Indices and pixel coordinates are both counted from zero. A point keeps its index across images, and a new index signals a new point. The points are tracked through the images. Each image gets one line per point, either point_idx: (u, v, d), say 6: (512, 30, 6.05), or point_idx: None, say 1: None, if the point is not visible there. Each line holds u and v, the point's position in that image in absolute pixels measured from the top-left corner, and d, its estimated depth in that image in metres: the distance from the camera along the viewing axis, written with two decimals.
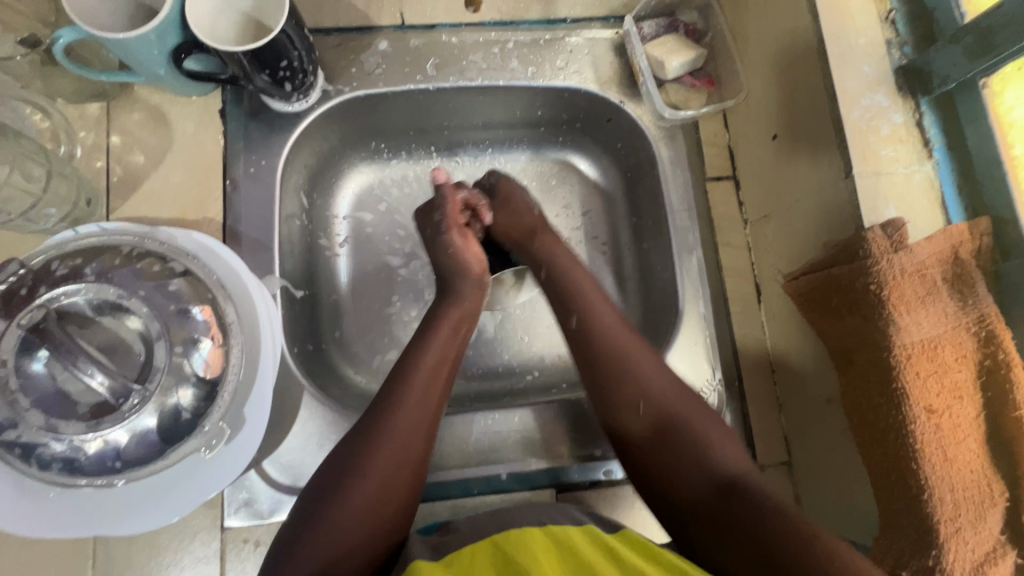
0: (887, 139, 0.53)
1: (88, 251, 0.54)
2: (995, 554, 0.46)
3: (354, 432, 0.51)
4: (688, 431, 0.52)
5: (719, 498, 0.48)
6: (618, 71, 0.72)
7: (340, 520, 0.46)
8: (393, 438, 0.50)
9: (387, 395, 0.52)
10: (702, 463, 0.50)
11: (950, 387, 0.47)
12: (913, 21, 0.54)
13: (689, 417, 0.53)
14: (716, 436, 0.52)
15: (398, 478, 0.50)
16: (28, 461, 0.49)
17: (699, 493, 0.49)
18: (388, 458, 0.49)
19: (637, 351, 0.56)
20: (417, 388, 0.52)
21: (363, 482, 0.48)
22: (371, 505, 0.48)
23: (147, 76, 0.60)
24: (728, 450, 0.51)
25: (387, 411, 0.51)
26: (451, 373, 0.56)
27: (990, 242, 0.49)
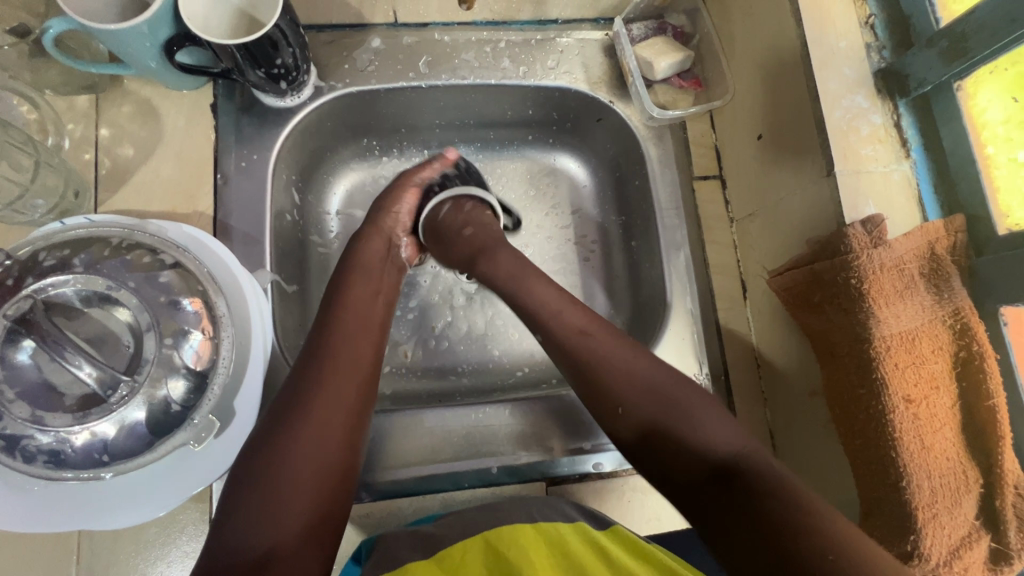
0: (867, 138, 0.55)
1: (76, 242, 0.53)
2: (969, 539, 0.48)
3: (281, 398, 0.50)
4: (678, 412, 0.50)
5: (715, 480, 0.46)
6: (608, 72, 0.73)
7: (279, 488, 0.45)
8: (317, 408, 0.49)
9: (305, 358, 0.53)
10: (701, 446, 0.48)
11: (927, 378, 0.49)
12: (891, 25, 0.57)
13: (682, 404, 0.51)
14: (705, 414, 0.50)
15: (337, 434, 0.49)
16: (12, 454, 0.48)
17: (699, 465, 0.48)
18: (315, 426, 0.48)
19: (622, 352, 0.54)
20: (338, 361, 0.53)
21: (295, 458, 0.46)
22: (316, 469, 0.47)
23: (138, 69, 0.59)
24: (718, 426, 0.49)
25: (314, 371, 0.51)
26: (377, 332, 0.58)
27: (964, 239, 0.51)
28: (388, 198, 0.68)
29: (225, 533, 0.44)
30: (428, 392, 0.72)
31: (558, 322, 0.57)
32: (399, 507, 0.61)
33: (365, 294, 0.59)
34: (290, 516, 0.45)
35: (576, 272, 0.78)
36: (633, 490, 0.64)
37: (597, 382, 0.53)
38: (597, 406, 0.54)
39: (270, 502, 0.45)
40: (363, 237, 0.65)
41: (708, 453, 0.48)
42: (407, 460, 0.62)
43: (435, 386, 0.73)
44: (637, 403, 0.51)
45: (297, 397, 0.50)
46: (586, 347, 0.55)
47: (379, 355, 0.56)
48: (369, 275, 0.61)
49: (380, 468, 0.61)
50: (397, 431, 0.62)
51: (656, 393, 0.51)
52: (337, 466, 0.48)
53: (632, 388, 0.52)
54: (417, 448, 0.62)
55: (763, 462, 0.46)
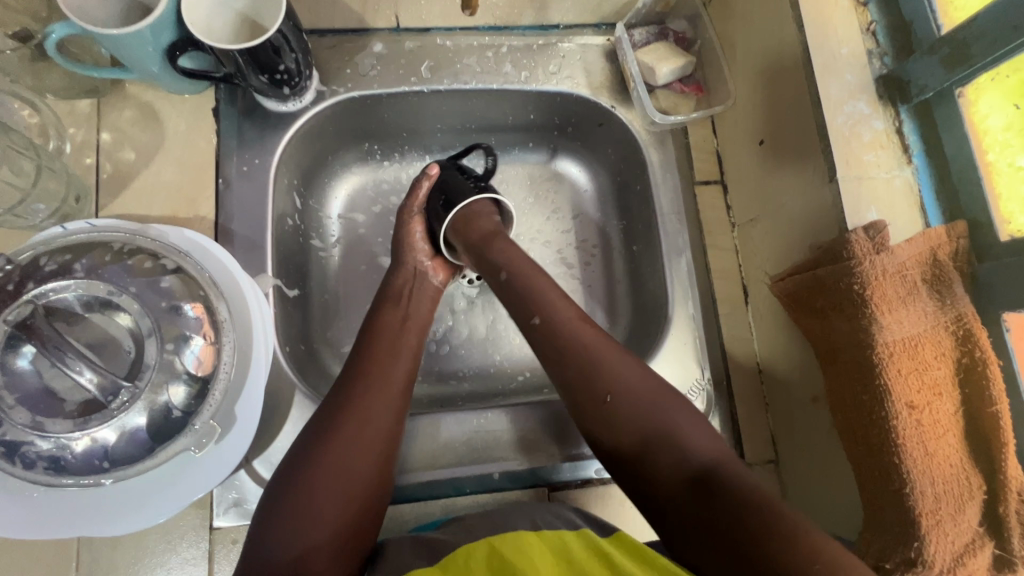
0: (869, 144, 0.55)
1: (78, 246, 0.53)
2: (974, 545, 0.48)
3: (322, 411, 0.52)
4: (665, 431, 0.51)
5: (693, 492, 0.48)
6: (610, 77, 0.73)
7: (313, 501, 0.47)
8: (352, 421, 0.51)
9: (346, 376, 0.55)
10: (675, 459, 0.50)
11: (931, 384, 0.49)
12: (893, 32, 0.57)
13: (669, 419, 0.52)
14: (689, 426, 0.52)
15: (371, 450, 0.50)
16: (12, 460, 0.47)
17: (676, 483, 0.49)
18: (351, 438, 0.50)
19: (622, 365, 0.55)
20: (375, 379, 0.54)
21: (329, 468, 0.48)
22: (346, 487, 0.48)
23: (140, 73, 0.59)
24: (700, 439, 0.51)
25: (353, 388, 0.53)
26: (410, 355, 0.59)
27: (966, 245, 0.51)
28: (403, 229, 0.68)
29: (258, 543, 0.45)
30: (428, 396, 0.71)
31: (551, 325, 0.58)
32: (400, 512, 0.61)
33: (395, 320, 0.61)
34: (318, 530, 0.46)
35: (577, 277, 0.78)
36: None
37: (586, 395, 0.54)
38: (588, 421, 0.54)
39: (304, 516, 0.46)
40: (390, 273, 0.66)
41: (691, 468, 0.49)
42: (407, 467, 0.61)
43: (436, 390, 0.72)
44: (622, 408, 0.53)
45: (333, 411, 0.51)
46: (575, 350, 0.56)
47: (413, 376, 0.57)
48: (396, 304, 0.63)
49: None
50: None
51: (638, 406, 0.53)
52: (369, 482, 0.50)
53: (628, 403, 0.53)
54: (418, 454, 0.62)
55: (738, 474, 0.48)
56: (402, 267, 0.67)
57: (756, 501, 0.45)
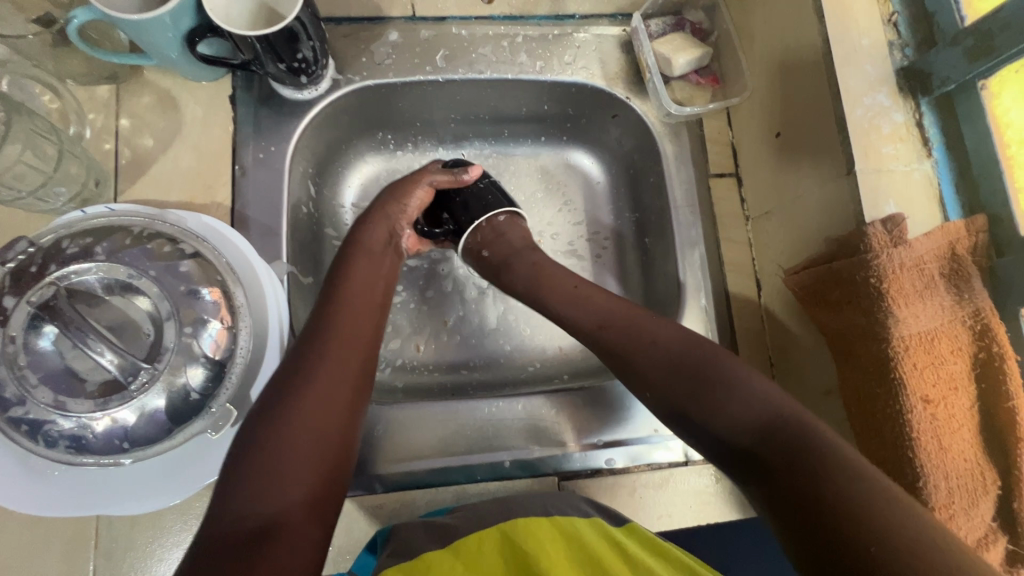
0: (888, 137, 0.54)
1: (98, 230, 0.54)
2: (986, 540, 0.48)
3: (280, 372, 0.50)
4: (721, 380, 0.50)
5: (760, 440, 0.46)
6: (625, 68, 0.73)
7: (280, 453, 0.44)
8: (322, 368, 0.50)
9: (309, 332, 0.53)
10: (743, 407, 0.48)
11: (946, 378, 0.49)
12: (914, 23, 0.56)
13: (721, 370, 0.51)
14: (747, 377, 0.50)
15: (339, 403, 0.49)
16: (34, 438, 0.48)
17: (739, 432, 0.47)
18: (318, 387, 0.49)
19: (652, 318, 0.57)
20: (341, 333, 0.54)
21: (298, 417, 0.46)
22: (316, 437, 0.46)
23: (159, 59, 0.60)
24: (761, 388, 0.49)
25: (316, 348, 0.52)
26: (376, 312, 0.58)
27: (985, 239, 0.51)
28: (398, 190, 0.67)
29: (225, 506, 0.42)
30: (440, 385, 0.72)
31: (591, 299, 0.60)
32: (412, 498, 0.61)
33: (364, 285, 0.59)
34: (289, 491, 0.43)
35: (589, 269, 0.78)
36: (645, 486, 0.64)
37: (632, 354, 0.55)
38: (637, 390, 0.55)
39: (272, 472, 0.44)
40: (365, 226, 0.65)
41: (753, 416, 0.47)
42: (419, 453, 0.62)
43: (447, 379, 0.73)
44: (665, 377, 0.53)
45: (302, 363, 0.50)
46: (614, 318, 0.58)
47: (377, 339, 0.57)
48: (370, 262, 0.62)
49: (392, 459, 0.61)
50: (410, 423, 0.63)
51: (689, 364, 0.52)
52: (338, 440, 0.48)
53: (665, 344, 0.54)
54: (429, 441, 0.62)
55: (805, 421, 0.45)
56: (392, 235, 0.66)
57: (820, 448, 0.43)
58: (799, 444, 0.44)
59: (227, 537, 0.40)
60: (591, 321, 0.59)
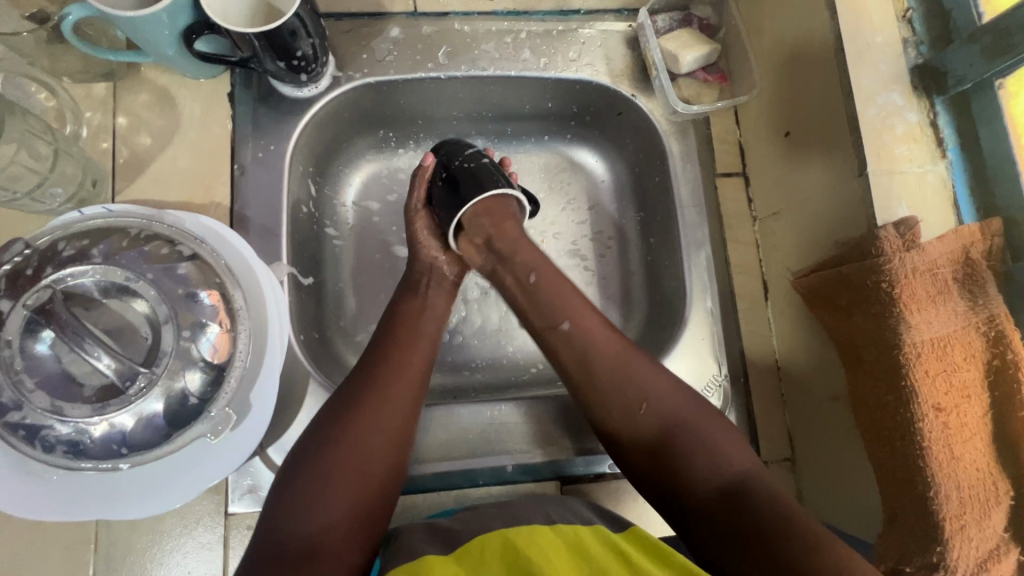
0: (902, 137, 0.53)
1: (94, 232, 0.53)
2: (997, 551, 0.47)
3: (343, 391, 0.52)
4: (690, 432, 0.52)
5: (722, 505, 0.48)
6: (631, 64, 0.71)
7: (326, 482, 0.47)
8: (372, 399, 0.51)
9: (365, 359, 0.54)
10: (709, 465, 0.50)
11: (959, 386, 0.48)
12: (930, 20, 0.54)
13: (697, 437, 0.52)
14: (713, 431, 0.52)
15: (385, 438, 0.50)
16: (32, 444, 0.48)
17: (708, 491, 0.49)
18: (368, 419, 0.50)
19: (648, 377, 0.54)
20: (393, 364, 0.54)
21: (344, 450, 0.48)
22: (360, 470, 0.48)
23: (156, 57, 0.59)
24: (733, 450, 0.51)
25: (372, 374, 0.53)
26: (428, 343, 0.58)
27: (1000, 243, 0.49)
28: (410, 192, 0.63)
29: (275, 524, 0.45)
30: (442, 387, 0.71)
31: (580, 335, 0.55)
32: (413, 503, 0.61)
33: (418, 304, 0.60)
34: (334, 510, 0.46)
35: (592, 270, 0.77)
36: None
37: (606, 394, 0.54)
38: (621, 438, 0.54)
39: (317, 497, 0.46)
40: (410, 259, 0.62)
41: (718, 485, 0.49)
42: (420, 457, 0.61)
43: (449, 381, 0.72)
44: (646, 421, 0.53)
45: (353, 391, 0.51)
46: (602, 351, 0.55)
47: (433, 364, 0.57)
48: (415, 293, 0.60)
49: None
50: None
51: (664, 412, 0.53)
52: (385, 467, 0.49)
53: (656, 414, 0.53)
54: (429, 445, 0.62)
55: (769, 487, 0.49)
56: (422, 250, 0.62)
57: (783, 514, 0.46)
58: (778, 519, 0.46)
59: (272, 558, 0.44)
60: (571, 355, 0.55)
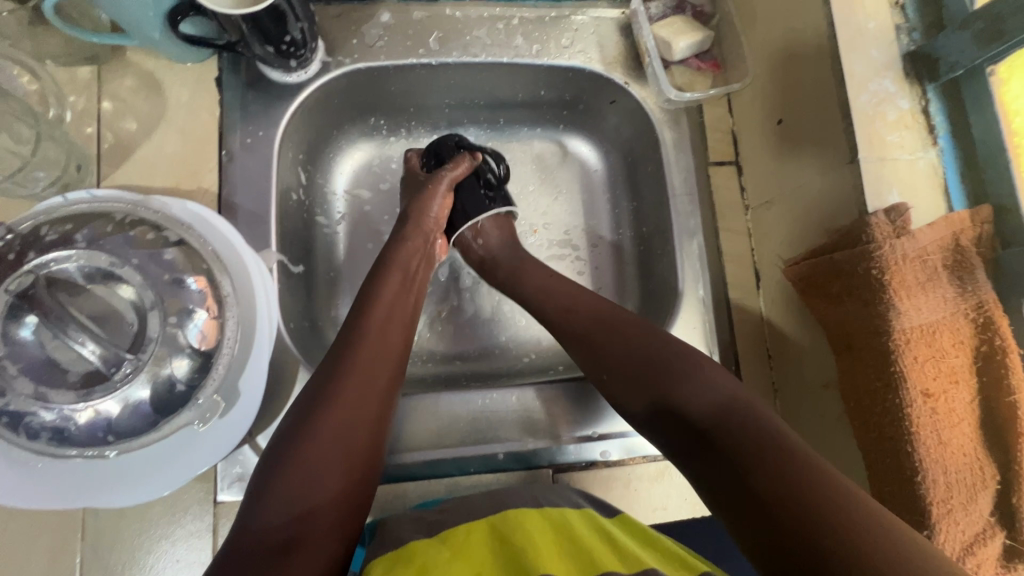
0: (893, 124, 0.53)
1: (78, 217, 0.52)
2: (984, 535, 0.47)
3: (315, 380, 0.51)
4: (673, 373, 0.51)
5: (709, 433, 0.46)
6: (624, 52, 0.71)
7: (312, 463, 0.46)
8: (353, 381, 0.51)
9: (342, 341, 0.54)
10: (693, 397, 0.48)
11: (947, 372, 0.48)
12: (923, 6, 0.54)
13: (677, 365, 0.51)
14: (700, 370, 0.50)
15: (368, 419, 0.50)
16: (15, 430, 0.47)
17: (695, 423, 0.47)
18: (350, 401, 0.49)
19: (627, 331, 0.56)
20: (370, 347, 0.53)
21: (330, 433, 0.47)
22: (345, 452, 0.47)
23: (141, 39, 0.58)
24: (715, 382, 0.49)
25: (349, 356, 0.52)
26: (404, 326, 0.58)
27: (989, 230, 0.49)
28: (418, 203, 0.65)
29: (252, 514, 0.43)
30: (434, 376, 0.71)
31: (572, 316, 0.59)
32: (404, 491, 0.61)
33: (395, 289, 0.59)
34: (316, 493, 0.45)
35: (584, 259, 0.77)
36: (640, 479, 0.63)
37: (598, 346, 0.56)
38: (608, 384, 0.55)
39: (300, 480, 0.45)
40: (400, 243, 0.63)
41: (705, 414, 0.47)
42: (410, 445, 0.61)
43: (441, 370, 0.72)
44: (630, 367, 0.53)
45: (333, 372, 0.51)
46: (587, 323, 0.58)
47: (406, 347, 0.57)
48: (398, 271, 0.60)
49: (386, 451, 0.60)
50: (404, 415, 0.62)
51: (647, 356, 0.53)
52: (365, 448, 0.49)
53: (631, 360, 0.53)
54: (421, 434, 0.61)
55: (756, 412, 0.45)
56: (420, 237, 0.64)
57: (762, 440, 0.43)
58: (750, 438, 0.43)
59: (253, 544, 0.42)
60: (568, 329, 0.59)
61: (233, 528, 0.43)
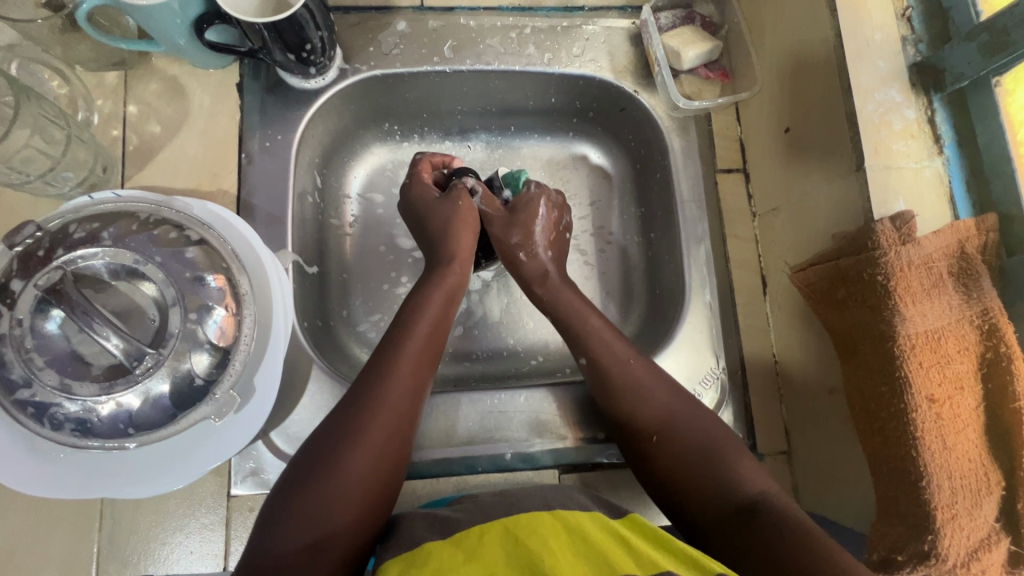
0: (899, 133, 0.54)
1: (105, 216, 0.54)
2: (988, 541, 0.48)
3: (340, 409, 0.51)
4: (707, 454, 0.52)
5: (741, 522, 0.47)
6: (634, 61, 0.73)
7: (332, 492, 0.46)
8: (379, 411, 0.51)
9: (371, 368, 0.54)
10: (722, 486, 0.50)
11: (952, 378, 0.48)
12: (929, 18, 0.55)
13: (715, 448, 0.52)
14: (735, 456, 0.52)
15: (390, 450, 0.50)
16: (40, 421, 0.49)
17: (722, 512, 0.49)
18: (373, 432, 0.49)
19: (659, 395, 0.57)
20: (398, 376, 0.53)
21: (350, 463, 0.47)
22: (364, 481, 0.48)
23: (167, 45, 0.60)
24: (749, 472, 0.51)
25: (375, 384, 0.52)
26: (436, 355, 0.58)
27: (995, 238, 0.50)
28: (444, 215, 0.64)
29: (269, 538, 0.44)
30: (443, 377, 0.72)
31: (603, 359, 0.60)
32: (413, 489, 0.62)
33: (429, 313, 0.59)
34: (330, 525, 0.45)
35: (592, 263, 0.78)
36: None
37: (633, 403, 0.57)
38: (642, 445, 0.56)
39: (318, 508, 0.45)
40: (441, 269, 0.62)
41: (737, 501, 0.48)
42: (420, 443, 0.62)
43: (450, 371, 0.73)
44: (669, 439, 0.54)
45: (360, 402, 0.51)
46: (630, 372, 0.59)
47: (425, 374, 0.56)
48: (434, 295, 0.60)
49: None
50: None
51: (687, 431, 0.54)
52: (385, 475, 0.49)
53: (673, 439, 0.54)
54: (430, 432, 0.63)
55: (786, 508, 0.47)
56: (449, 271, 0.62)
57: (794, 536, 0.44)
58: (782, 532, 0.45)
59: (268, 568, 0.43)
60: (600, 380, 0.60)
61: (251, 545, 0.44)
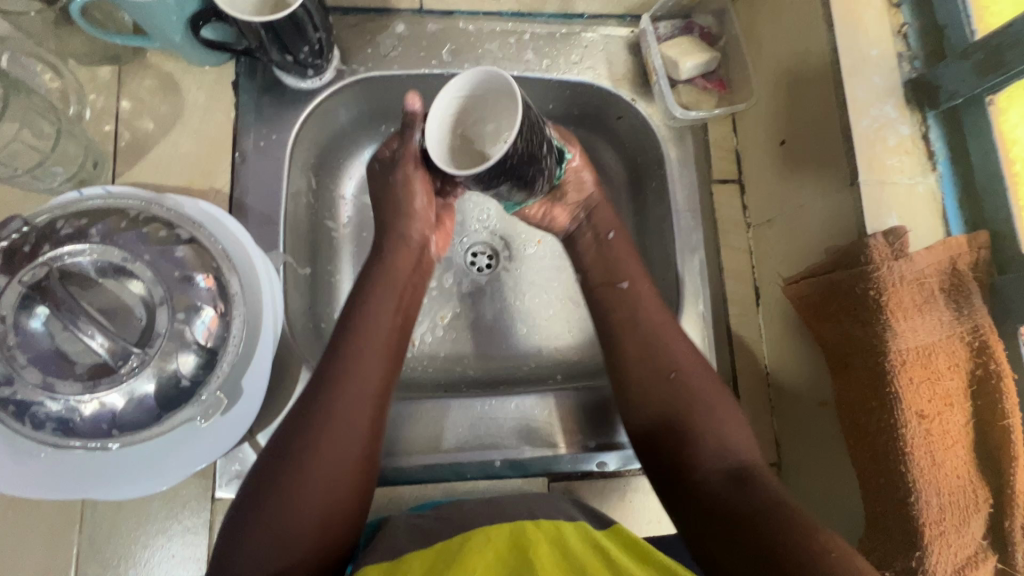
0: (894, 149, 0.54)
1: (94, 212, 0.53)
2: (976, 558, 0.47)
3: (294, 418, 0.50)
4: (705, 423, 0.53)
5: (730, 486, 0.48)
6: (632, 70, 0.73)
7: (293, 509, 0.45)
8: (334, 421, 0.49)
9: (324, 372, 0.51)
10: (718, 451, 0.51)
11: (942, 395, 0.48)
12: (924, 36, 0.55)
13: (712, 414, 0.54)
14: (728, 426, 0.53)
15: (352, 460, 0.49)
16: (21, 420, 0.48)
17: (715, 476, 0.50)
18: (328, 443, 0.48)
19: (683, 349, 0.58)
20: (351, 381, 0.51)
21: (307, 479, 0.46)
22: (325, 494, 0.47)
23: (162, 42, 0.59)
24: (739, 440, 0.52)
25: (326, 390, 0.50)
26: (392, 352, 0.55)
27: (987, 255, 0.50)
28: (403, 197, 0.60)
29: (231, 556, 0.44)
30: (434, 381, 0.72)
31: (631, 294, 0.62)
32: (400, 495, 0.61)
33: (386, 311, 0.56)
34: (294, 543, 0.45)
35: None
36: (635, 490, 0.64)
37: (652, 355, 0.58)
38: (638, 410, 0.57)
39: (278, 526, 0.45)
40: (394, 247, 0.60)
41: (728, 467, 0.50)
42: (410, 448, 0.62)
43: (441, 375, 0.72)
44: (667, 397, 0.56)
45: (311, 412, 0.49)
46: (653, 322, 0.60)
47: (391, 377, 0.54)
48: (389, 286, 0.57)
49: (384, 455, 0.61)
50: (402, 419, 0.62)
51: (696, 391, 0.55)
52: (348, 486, 0.48)
53: (681, 386, 0.56)
54: (420, 437, 0.62)
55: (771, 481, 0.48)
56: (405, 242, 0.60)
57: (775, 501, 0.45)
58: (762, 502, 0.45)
59: None
60: (620, 316, 0.61)
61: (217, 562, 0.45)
